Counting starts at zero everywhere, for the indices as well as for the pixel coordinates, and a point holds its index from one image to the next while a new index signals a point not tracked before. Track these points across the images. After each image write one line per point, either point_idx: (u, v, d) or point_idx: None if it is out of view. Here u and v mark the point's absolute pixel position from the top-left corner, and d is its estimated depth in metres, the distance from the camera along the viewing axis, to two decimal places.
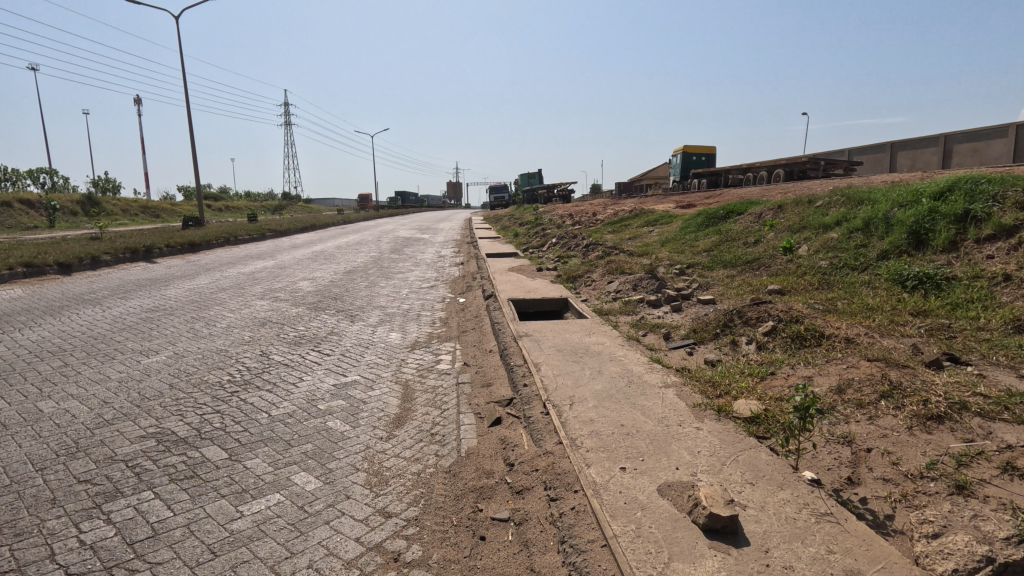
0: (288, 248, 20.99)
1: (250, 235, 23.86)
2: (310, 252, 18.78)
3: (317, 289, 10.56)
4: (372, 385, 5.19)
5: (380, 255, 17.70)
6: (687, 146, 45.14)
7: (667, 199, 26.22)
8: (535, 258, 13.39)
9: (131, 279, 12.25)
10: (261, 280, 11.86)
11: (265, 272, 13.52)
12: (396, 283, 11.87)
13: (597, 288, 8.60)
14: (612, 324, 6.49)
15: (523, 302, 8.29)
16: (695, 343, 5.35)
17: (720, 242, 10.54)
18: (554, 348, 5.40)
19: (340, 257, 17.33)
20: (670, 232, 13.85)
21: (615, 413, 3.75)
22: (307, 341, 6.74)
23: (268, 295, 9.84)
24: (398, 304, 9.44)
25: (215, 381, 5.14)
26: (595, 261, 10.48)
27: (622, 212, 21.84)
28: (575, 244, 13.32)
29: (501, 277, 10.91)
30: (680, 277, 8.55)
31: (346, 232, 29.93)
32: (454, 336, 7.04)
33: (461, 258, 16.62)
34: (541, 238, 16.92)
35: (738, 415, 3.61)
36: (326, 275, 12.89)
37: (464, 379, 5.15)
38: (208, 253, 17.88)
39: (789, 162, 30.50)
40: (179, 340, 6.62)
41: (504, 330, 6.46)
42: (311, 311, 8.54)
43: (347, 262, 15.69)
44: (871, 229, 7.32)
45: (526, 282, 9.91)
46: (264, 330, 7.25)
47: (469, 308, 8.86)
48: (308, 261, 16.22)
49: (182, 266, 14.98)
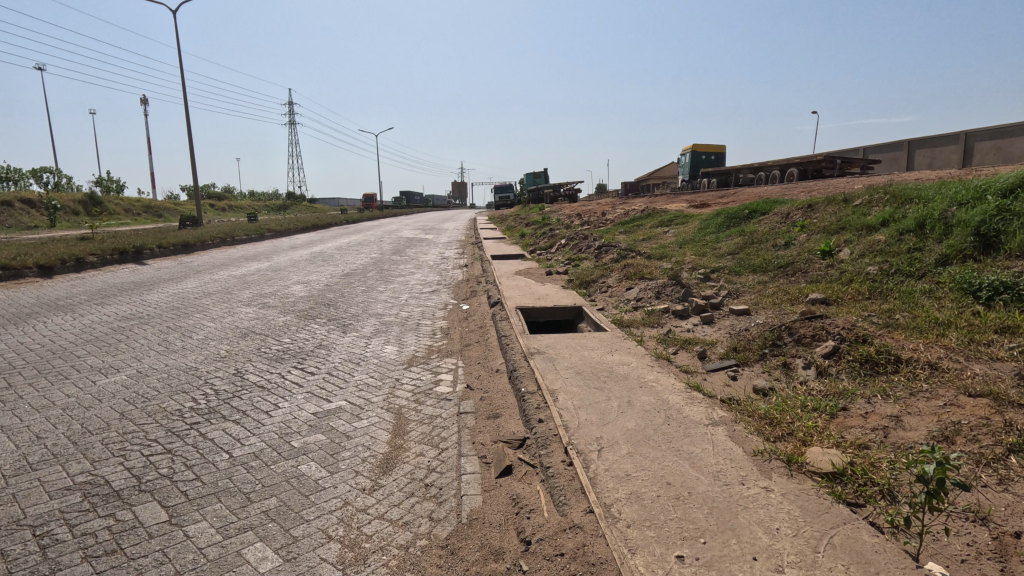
0: (286, 248, 20.29)
1: (249, 235, 23.15)
2: (308, 254, 18.05)
3: (309, 295, 9.81)
4: (358, 414, 4.42)
5: (380, 257, 16.93)
6: (697, 144, 44.20)
7: (679, 199, 25.35)
8: (543, 261, 12.59)
9: (114, 282, 11.52)
10: (252, 284, 11.12)
11: (257, 274, 12.78)
12: (395, 287, 11.12)
13: (614, 295, 7.80)
14: (635, 338, 5.71)
15: (533, 311, 7.50)
16: (737, 364, 4.56)
17: (746, 244, 9.70)
18: (572, 371, 4.61)
19: (338, 258, 16.59)
20: (687, 233, 13.01)
21: (656, 466, 2.95)
22: (290, 356, 5.98)
23: (256, 302, 9.10)
24: (396, 311, 8.67)
25: (175, 409, 4.39)
26: (610, 265, 9.67)
27: (633, 212, 21.00)
28: (586, 245, 12.52)
29: (507, 281, 10.13)
30: (706, 283, 7.75)
31: (347, 232, 29.20)
32: (456, 350, 6.26)
33: (465, 260, 15.87)
34: (549, 239, 16.13)
35: (817, 470, 2.81)
36: (321, 278, 12.14)
37: (466, 407, 4.37)
38: (202, 254, 17.18)
39: (803, 161, 29.55)
40: (145, 356, 5.87)
41: (512, 345, 5.67)
42: (299, 320, 7.77)
43: (346, 264, 14.95)
44: (926, 230, 6.50)
45: (535, 287, 9.12)
46: (244, 343, 6.50)
47: (474, 315, 8.09)
48: (305, 262, 15.48)
49: (172, 268, 14.28)
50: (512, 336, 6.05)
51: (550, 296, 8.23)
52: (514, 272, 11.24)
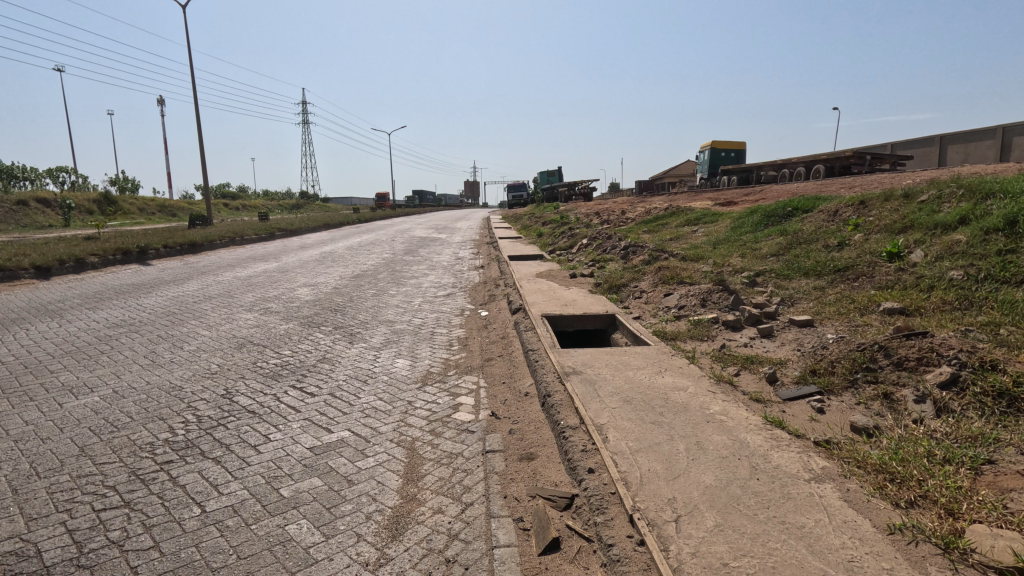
0: (295, 248, 19.72)
1: (259, 235, 22.64)
2: (318, 254, 17.45)
3: (316, 299, 9.13)
4: (364, 451, 3.68)
5: (392, 257, 16.25)
6: (716, 141, 43.08)
7: (701, 197, 24.40)
8: (565, 262, 11.81)
9: (113, 284, 10.94)
10: (255, 287, 10.47)
11: (263, 276, 12.16)
12: (408, 290, 10.40)
13: (650, 301, 7.01)
14: (685, 355, 4.91)
15: (560, 319, 6.74)
16: (821, 393, 3.75)
17: (791, 245, 8.83)
18: (619, 399, 3.84)
19: (349, 259, 15.94)
20: (719, 233, 12.15)
21: (760, 549, 2.17)
22: (289, 373, 5.27)
23: (258, 307, 8.44)
24: (409, 318, 7.95)
25: (145, 442, 3.68)
26: (641, 267, 8.87)
27: (655, 210, 20.12)
28: (611, 246, 11.71)
29: (529, 284, 9.36)
30: (754, 288, 6.93)
31: (359, 231, 28.63)
32: (476, 365, 5.52)
33: (481, 260, 15.13)
34: (569, 239, 15.34)
35: (994, 564, 2.02)
36: (330, 280, 11.47)
37: (492, 443, 3.62)
38: (209, 254, 16.62)
39: (830, 157, 28.44)
40: (126, 372, 5.19)
41: (542, 362, 4.92)
42: (302, 329, 7.07)
43: (356, 265, 14.28)
44: (1018, 229, 5.62)
45: (559, 292, 8.34)
46: (239, 355, 5.80)
47: (494, 322, 7.33)
48: (314, 263, 14.85)
49: (176, 269, 13.71)
50: (541, 351, 5.29)
51: (578, 303, 7.46)
52: (535, 275, 10.47)
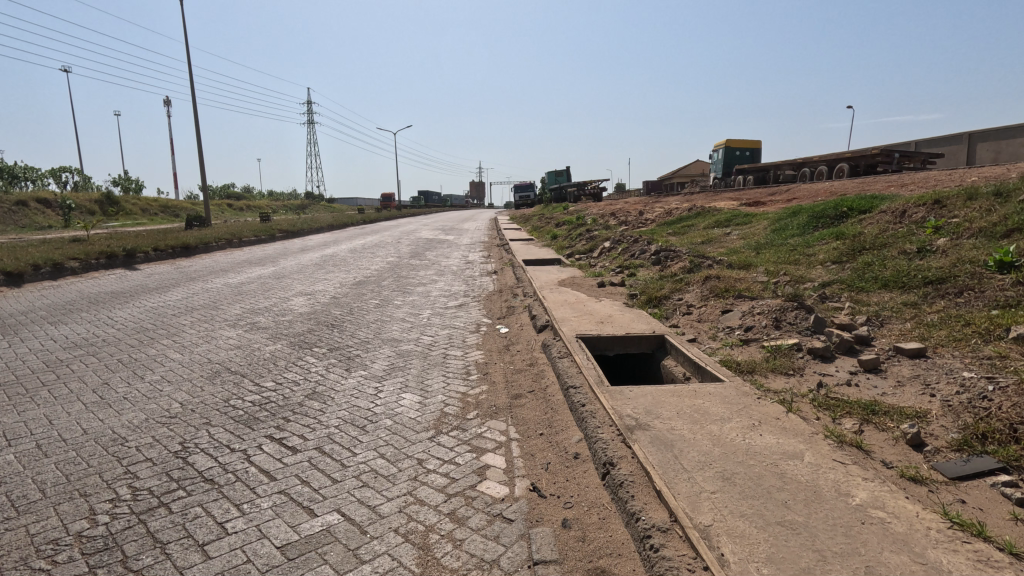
0: (295, 251, 18.67)
1: (258, 236, 21.62)
2: (319, 257, 16.38)
3: (311, 312, 8.05)
4: (358, 555, 2.57)
5: (397, 261, 15.16)
6: (730, 140, 41.86)
7: (721, 197, 23.24)
8: (588, 269, 10.69)
9: (89, 292, 9.89)
10: (246, 297, 9.41)
11: (257, 283, 11.10)
12: (416, 300, 9.31)
13: (704, 319, 5.89)
14: (778, 398, 3.79)
15: (598, 342, 5.63)
16: (1010, 473, 2.64)
17: (855, 251, 7.68)
18: (716, 477, 2.73)
19: (351, 263, 14.88)
20: (758, 236, 11.01)
21: None
22: (268, 416, 4.18)
23: (244, 322, 7.36)
24: (417, 336, 6.86)
25: (48, 540, 2.60)
26: (682, 275, 7.74)
27: (676, 211, 18.97)
28: (639, 250, 10.59)
29: (552, 294, 8.24)
30: (829, 304, 5.80)
31: (363, 232, 27.63)
32: (502, 404, 4.41)
33: (493, 265, 14.04)
34: (588, 242, 14.22)
35: None
36: (329, 287, 10.40)
37: (542, 547, 2.51)
38: (202, 257, 15.60)
39: (855, 156, 27.22)
40: (61, 415, 4.11)
41: (590, 407, 3.81)
42: (292, 351, 5.99)
43: (359, 270, 13.21)
44: None
45: (589, 304, 7.24)
46: (210, 389, 4.72)
47: (517, 343, 6.23)
48: (314, 268, 13.79)
49: (163, 274, 12.67)
50: (586, 389, 4.19)
51: (615, 319, 6.35)
52: (557, 283, 9.37)
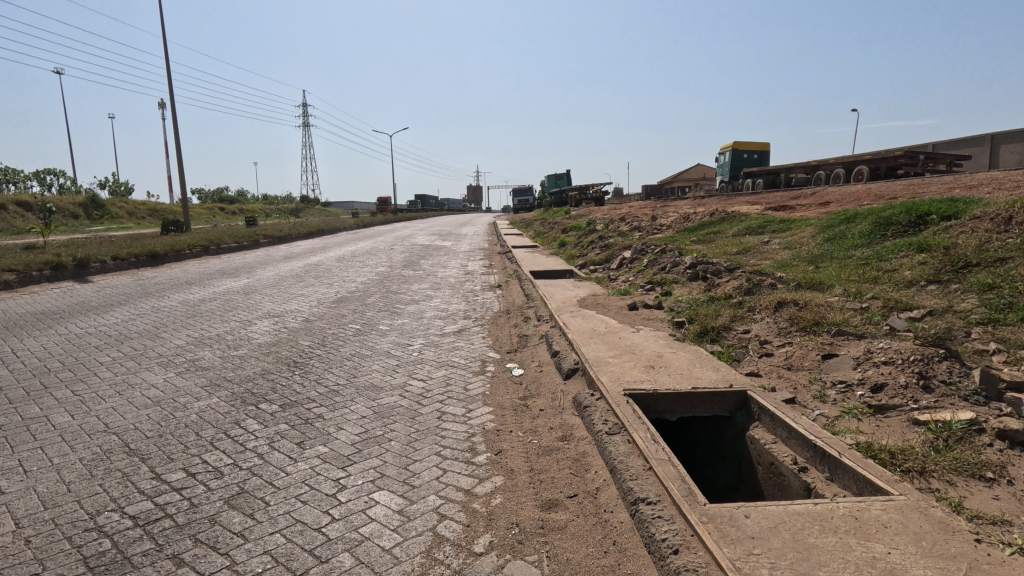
0: (276, 259, 17.04)
1: (240, 243, 19.98)
2: (300, 267, 14.75)
3: (271, 344, 6.40)
4: None
5: (388, 272, 13.51)
6: (738, 142, 40.41)
7: (737, 202, 21.69)
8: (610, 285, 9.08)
9: (12, 313, 8.22)
10: (199, 320, 7.79)
11: (219, 300, 9.45)
12: (406, 324, 7.69)
13: (797, 367, 4.29)
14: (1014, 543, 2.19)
15: (656, 401, 4.04)
16: None
17: (958, 267, 6.11)
18: None
19: (336, 273, 13.27)
20: (806, 244, 9.44)
21: None
22: (147, 555, 2.54)
23: (181, 358, 5.71)
24: (404, 381, 5.23)
25: None
26: (740, 298, 6.15)
27: (694, 216, 17.38)
28: (671, 262, 9.00)
29: (573, 320, 6.62)
30: (969, 345, 4.22)
31: (355, 238, 25.96)
32: (529, 523, 2.80)
33: (496, 277, 12.45)
34: (603, 251, 12.64)
35: None
36: (302, 306, 8.78)
37: None
38: (168, 267, 13.95)
39: (876, 159, 25.79)
40: None
41: (692, 559, 2.20)
42: (230, 410, 4.32)
43: (343, 282, 11.58)
44: None
45: (626, 337, 5.64)
46: (77, 491, 3.06)
47: (537, 395, 4.61)
48: (292, 280, 12.12)
49: (116, 287, 11.01)
50: (669, 509, 2.59)
51: (670, 361, 4.75)
52: (577, 302, 7.76)
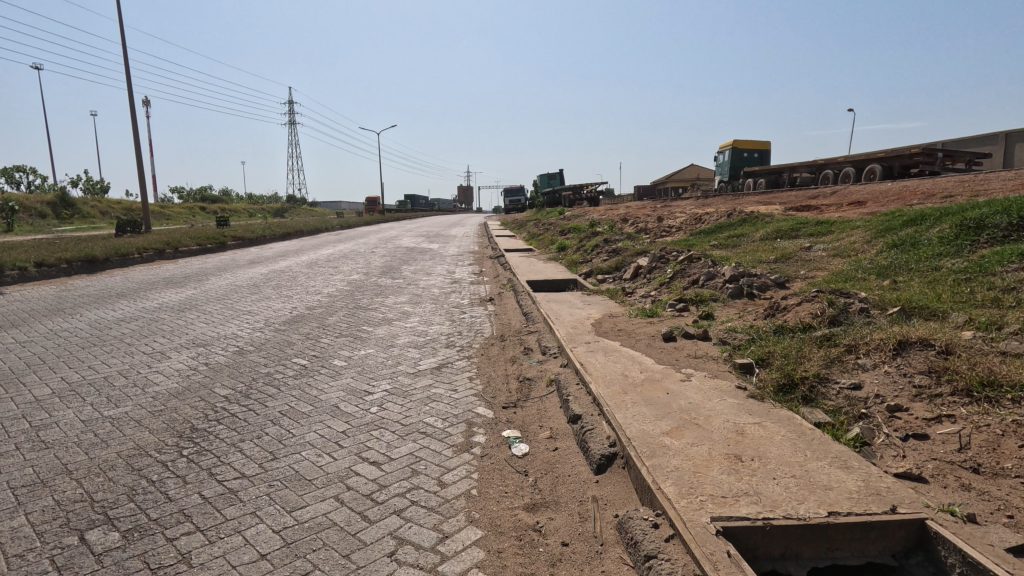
0: (238, 264, 15.13)
1: (203, 245, 18.00)
2: (262, 275, 12.84)
3: (173, 395, 4.57)
4: None
5: (361, 281, 11.68)
6: (737, 140, 38.99)
7: (748, 202, 20.12)
8: (627, 304, 7.34)
9: None
10: (95, 350, 5.91)
11: (141, 320, 7.59)
12: (371, 358, 5.89)
13: (992, 472, 2.58)
14: None
15: (770, 542, 2.31)
16: None
17: None
18: None
19: (301, 282, 11.43)
20: (865, 252, 7.78)
21: None
22: None
23: (22, 425, 3.85)
24: (348, 466, 3.43)
25: None
26: (827, 331, 4.43)
27: (706, 217, 15.72)
28: (704, 274, 7.28)
29: (591, 360, 4.87)
30: None
31: (334, 240, 24.06)
32: None
33: (487, 288, 10.69)
34: (611, 257, 10.93)
35: None
36: (240, 329, 6.94)
37: None
38: (105, 275, 11.99)
39: (890, 157, 24.38)
40: None
41: None
42: (28, 550, 2.48)
43: (304, 295, 9.74)
44: None
45: (677, 394, 3.90)
46: None
47: (556, 507, 2.86)
48: (245, 291, 10.23)
49: (24, 300, 9.07)
50: None
51: (762, 446, 3.01)
52: (592, 328, 6.00)
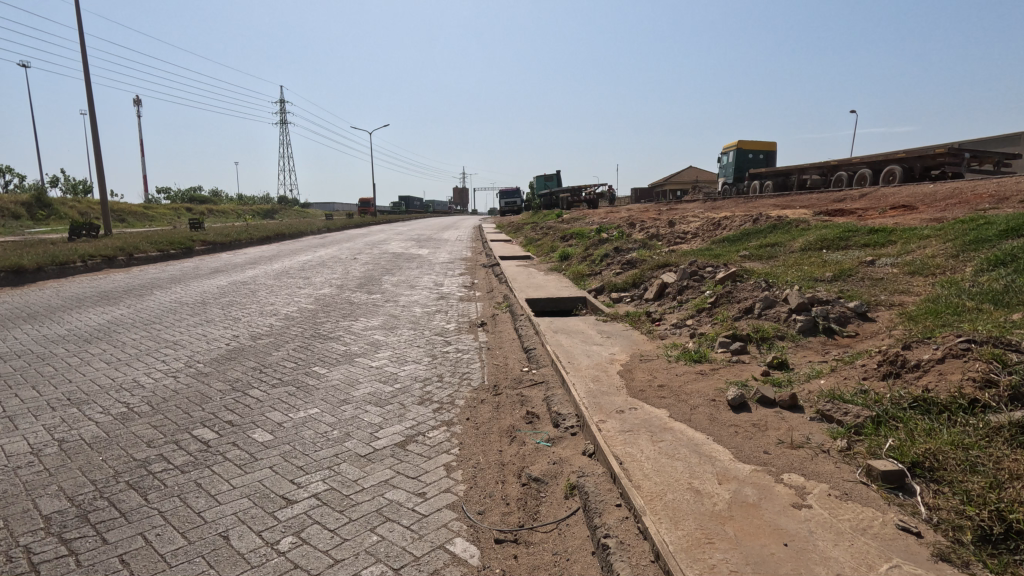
0: (198, 274, 13.40)
1: (164, 250, 16.22)
2: (218, 288, 11.11)
3: None
4: None
5: (331, 297, 9.97)
6: (743, 141, 37.57)
7: (765, 205, 18.59)
8: (659, 340, 5.65)
9: None
10: None
11: (25, 355, 5.84)
12: (312, 425, 4.18)
13: None
14: None
15: None
16: None
17: None
18: None
19: (259, 299, 9.70)
20: (956, 271, 6.16)
21: None
22: None
23: None
24: None
25: None
26: (1017, 414, 2.75)
27: (725, 222, 14.05)
28: (758, 300, 5.61)
29: (632, 448, 3.17)
30: None
31: (317, 245, 22.29)
32: None
33: (479, 307, 9.00)
34: (625, 271, 9.28)
35: None
36: (145, 374, 5.20)
37: None
38: (29, 289, 10.23)
39: (911, 157, 22.95)
40: None
41: None
42: None
43: (255, 318, 8.03)
44: None
45: (804, 547, 2.21)
46: None
47: None
48: (186, 311, 8.50)
49: None
50: None
51: None
52: (620, 382, 4.30)
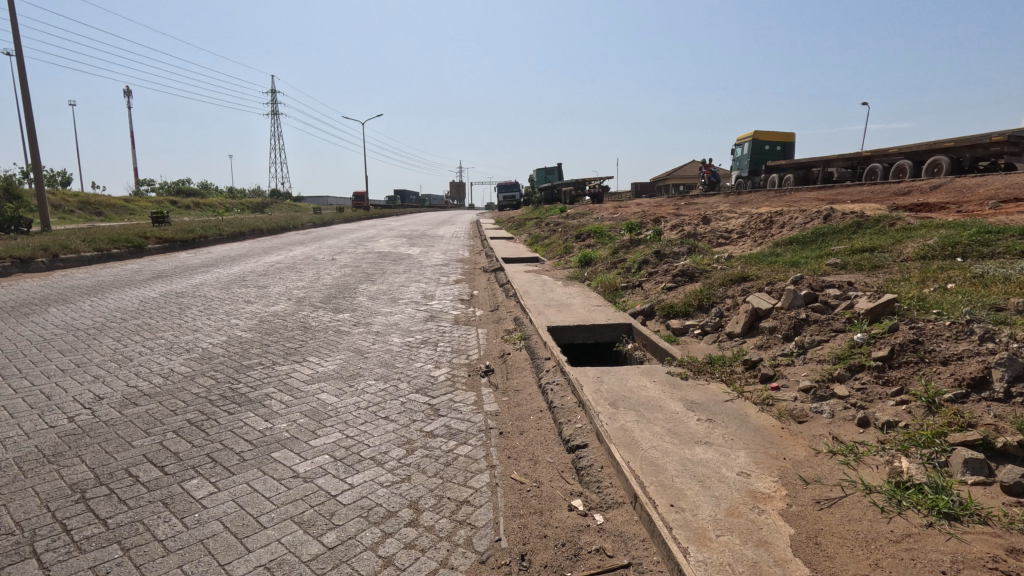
0: (132, 280, 10.85)
1: (103, 249, 13.62)
2: (142, 300, 8.57)
3: None
4: None
5: (283, 318, 7.45)
6: (759, 132, 35.19)
7: (808, 199, 16.12)
8: (812, 440, 3.16)
9: None
10: None
11: None
12: None
13: None
14: None
15: None
16: None
17: None
18: None
19: (182, 320, 7.16)
20: None
21: None
22: None
23: None
24: None
25: None
26: None
27: (779, 218, 11.55)
28: (987, 361, 3.12)
29: None
30: None
31: (294, 242, 19.73)
32: None
33: (481, 336, 6.49)
34: (681, 287, 6.78)
35: None
36: None
37: None
38: None
39: (961, 147, 20.57)
40: None
41: None
42: None
43: (154, 356, 5.49)
44: None
45: None
46: None
47: None
48: (63, 343, 5.96)
49: None
50: None
51: None
52: None
